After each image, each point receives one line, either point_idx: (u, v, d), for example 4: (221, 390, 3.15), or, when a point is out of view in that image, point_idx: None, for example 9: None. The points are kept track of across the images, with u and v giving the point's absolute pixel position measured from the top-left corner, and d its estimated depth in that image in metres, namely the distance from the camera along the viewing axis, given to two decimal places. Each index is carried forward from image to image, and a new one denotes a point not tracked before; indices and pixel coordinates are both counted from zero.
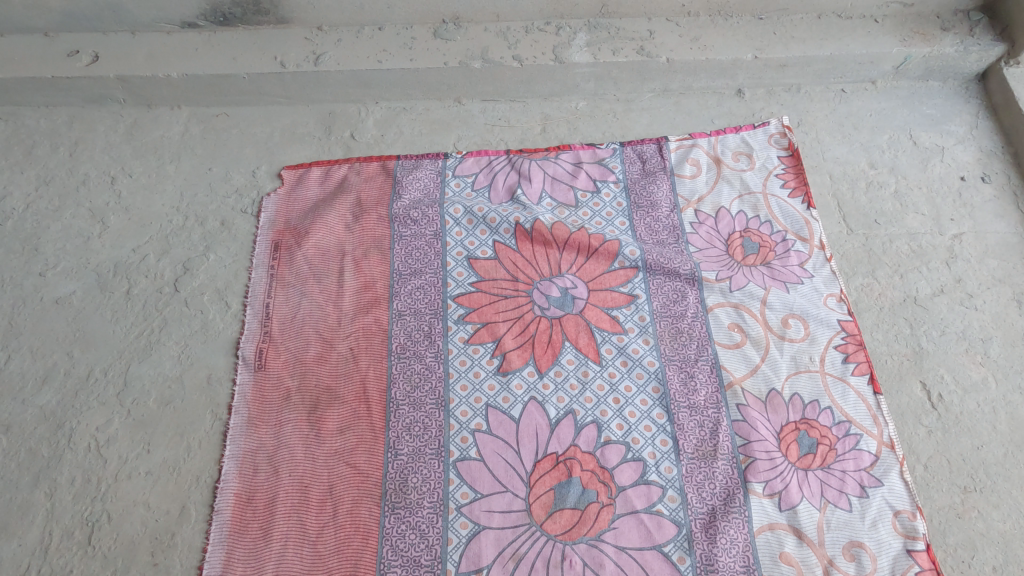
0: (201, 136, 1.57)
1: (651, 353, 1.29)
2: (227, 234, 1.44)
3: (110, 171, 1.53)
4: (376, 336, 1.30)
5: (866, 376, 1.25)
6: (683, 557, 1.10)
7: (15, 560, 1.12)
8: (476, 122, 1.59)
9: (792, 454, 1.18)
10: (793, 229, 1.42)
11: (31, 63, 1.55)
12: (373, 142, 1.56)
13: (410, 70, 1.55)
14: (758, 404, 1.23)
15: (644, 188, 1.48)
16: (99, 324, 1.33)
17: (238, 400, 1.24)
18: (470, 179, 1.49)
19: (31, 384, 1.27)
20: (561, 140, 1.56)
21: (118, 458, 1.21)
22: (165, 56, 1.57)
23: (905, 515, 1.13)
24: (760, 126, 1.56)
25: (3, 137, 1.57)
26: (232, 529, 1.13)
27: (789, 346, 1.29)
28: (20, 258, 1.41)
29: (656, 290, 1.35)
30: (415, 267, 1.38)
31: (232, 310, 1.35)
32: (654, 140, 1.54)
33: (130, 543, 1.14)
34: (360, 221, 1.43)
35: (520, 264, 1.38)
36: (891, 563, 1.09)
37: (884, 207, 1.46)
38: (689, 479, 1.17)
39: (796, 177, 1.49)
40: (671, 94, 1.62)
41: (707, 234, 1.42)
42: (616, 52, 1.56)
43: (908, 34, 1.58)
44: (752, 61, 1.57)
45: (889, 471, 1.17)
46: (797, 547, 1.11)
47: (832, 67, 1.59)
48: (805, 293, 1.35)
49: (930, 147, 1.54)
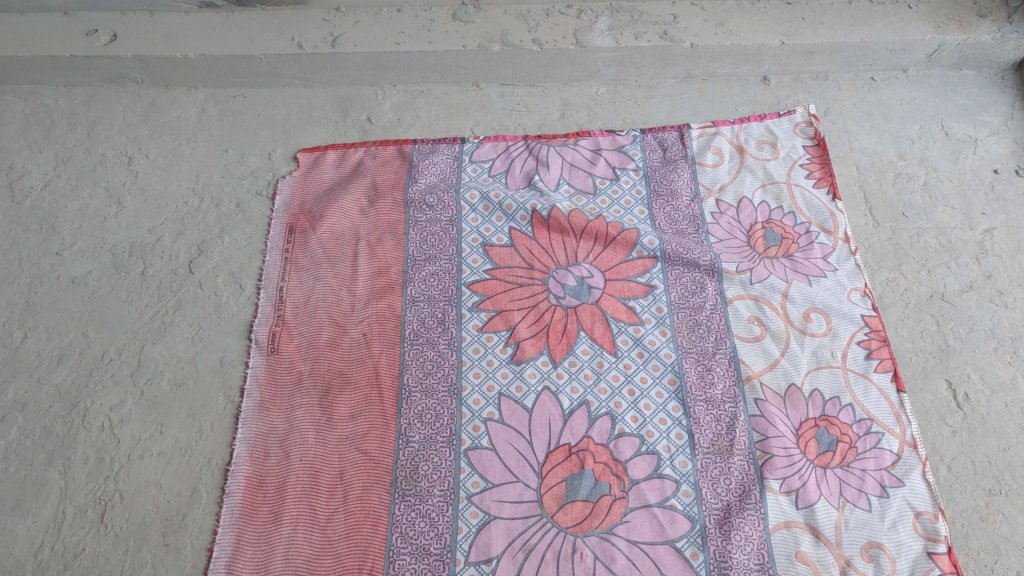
0: (218, 118, 1.56)
1: (669, 345, 1.26)
2: (242, 216, 1.43)
3: (127, 151, 1.52)
4: (389, 322, 1.29)
5: (889, 373, 1.22)
6: (696, 553, 1.08)
7: (29, 536, 1.13)
8: (495, 106, 1.56)
9: (811, 451, 1.16)
10: (817, 221, 1.39)
11: (48, 41, 1.55)
12: (389, 126, 1.54)
13: (428, 53, 1.52)
14: (777, 400, 1.20)
15: (664, 176, 1.45)
16: (114, 304, 1.33)
17: (251, 383, 1.24)
18: (487, 164, 1.47)
19: (46, 363, 1.28)
20: (580, 126, 1.53)
21: (132, 438, 1.21)
22: (183, 36, 1.56)
23: (926, 517, 1.10)
24: (786, 114, 1.52)
25: (23, 115, 1.57)
26: (243, 512, 1.13)
27: (811, 341, 1.26)
28: (37, 237, 1.41)
29: (675, 281, 1.32)
30: (430, 253, 1.36)
31: (247, 293, 1.34)
32: (676, 127, 1.50)
33: (141, 523, 1.14)
34: (375, 205, 1.41)
35: (536, 252, 1.36)
36: (910, 565, 1.07)
37: (913, 200, 1.42)
38: (704, 474, 1.14)
39: (821, 168, 1.45)
40: (694, 80, 1.59)
41: (728, 224, 1.39)
42: (639, 36, 1.52)
43: (942, 20, 1.52)
44: (779, 47, 1.53)
45: (910, 471, 1.14)
46: (814, 546, 1.09)
47: (861, 54, 1.55)
48: (828, 286, 1.31)
49: (962, 139, 1.49)
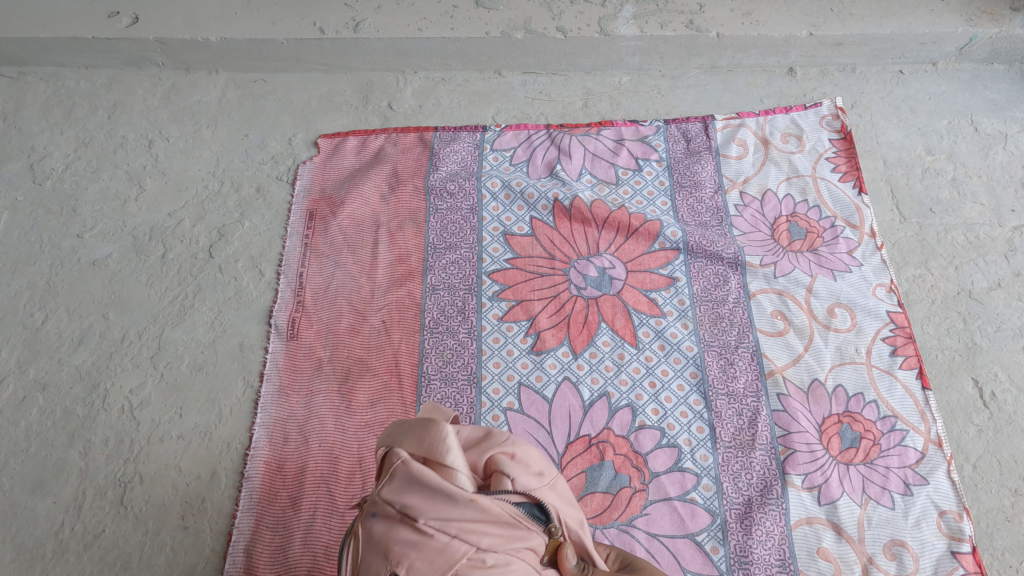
0: (239, 102, 1.56)
1: (690, 338, 1.25)
2: (262, 201, 1.42)
3: (148, 135, 1.52)
4: (409, 310, 1.28)
5: (914, 370, 1.21)
6: (716, 547, 1.08)
7: (49, 516, 1.14)
8: (517, 94, 1.55)
9: (834, 447, 1.15)
10: (843, 215, 1.37)
11: (70, 22, 1.54)
12: (410, 113, 1.53)
13: (451, 40, 1.51)
14: (799, 395, 1.19)
15: (687, 167, 1.43)
16: (135, 287, 1.33)
17: (270, 368, 1.24)
18: (509, 153, 1.46)
19: (67, 344, 1.28)
20: (602, 116, 1.52)
21: (151, 421, 1.21)
22: (204, 19, 1.54)
23: (951, 516, 1.09)
24: (812, 107, 1.50)
25: (44, 97, 1.57)
26: (262, 497, 1.13)
27: (835, 336, 1.24)
28: (59, 218, 1.42)
29: (697, 273, 1.31)
30: (451, 241, 1.35)
31: (266, 278, 1.34)
32: (700, 118, 1.49)
33: (161, 505, 1.14)
34: (396, 192, 1.41)
35: (557, 242, 1.35)
36: (934, 564, 1.05)
37: (941, 196, 1.40)
38: (725, 468, 1.14)
39: (847, 162, 1.43)
40: (719, 71, 1.57)
41: (752, 217, 1.37)
42: (664, 26, 1.50)
43: (974, 13, 1.49)
44: (806, 39, 1.50)
45: (935, 470, 1.13)
46: (835, 543, 1.08)
47: (890, 47, 1.52)
48: (853, 281, 1.29)
49: (992, 134, 1.47)
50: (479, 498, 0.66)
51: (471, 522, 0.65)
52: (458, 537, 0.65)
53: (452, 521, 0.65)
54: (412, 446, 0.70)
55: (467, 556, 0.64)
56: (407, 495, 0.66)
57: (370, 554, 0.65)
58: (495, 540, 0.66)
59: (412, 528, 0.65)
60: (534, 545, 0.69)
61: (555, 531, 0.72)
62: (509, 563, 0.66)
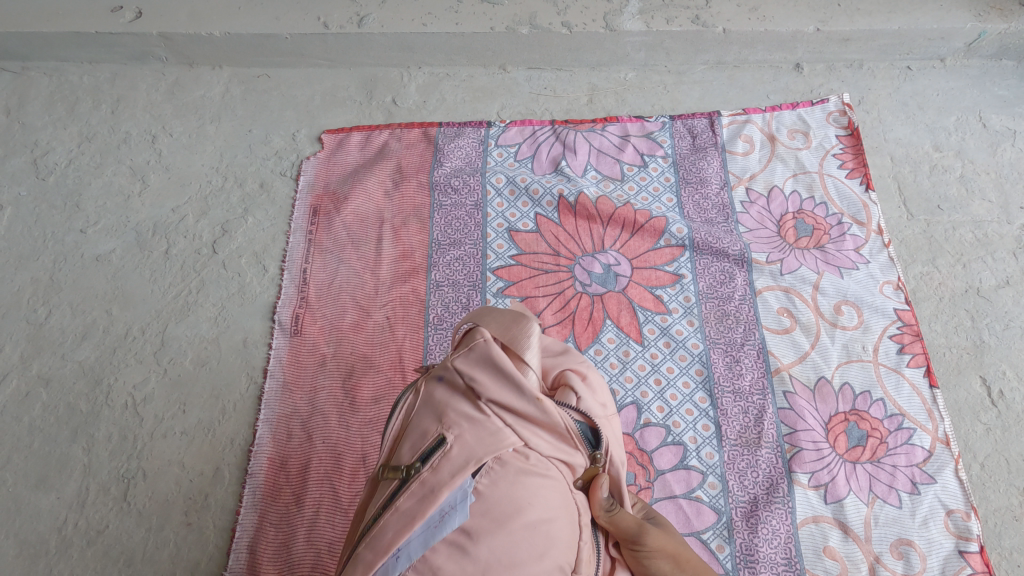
0: (242, 97, 1.55)
1: (696, 336, 1.24)
2: (266, 197, 1.42)
3: (151, 130, 1.51)
4: (413, 306, 1.28)
5: (922, 368, 1.20)
6: (722, 546, 1.07)
7: (53, 512, 1.13)
8: (522, 90, 1.54)
9: (841, 445, 1.14)
10: (850, 212, 1.36)
11: (73, 16, 1.53)
12: (414, 108, 1.52)
13: (455, 35, 1.50)
14: (806, 393, 1.18)
15: (693, 164, 1.42)
16: (138, 283, 1.33)
17: (274, 364, 1.23)
18: (513, 149, 1.45)
19: (70, 340, 1.28)
20: (608, 112, 1.51)
21: (154, 417, 1.21)
22: (208, 13, 1.53)
23: (959, 515, 1.08)
24: (819, 103, 1.48)
25: (47, 92, 1.57)
26: (265, 494, 1.13)
27: (842, 334, 1.24)
28: (62, 213, 1.41)
29: (703, 270, 1.30)
30: (455, 237, 1.35)
31: (270, 274, 1.33)
32: (706, 114, 1.48)
33: (164, 502, 1.14)
34: (400, 188, 1.40)
35: (562, 239, 1.34)
36: (942, 563, 1.05)
37: (949, 192, 1.39)
38: (731, 466, 1.13)
39: (855, 158, 1.42)
40: (725, 67, 1.56)
41: (758, 214, 1.37)
42: (670, 21, 1.49)
43: (983, 9, 1.48)
44: (813, 34, 1.49)
45: (942, 469, 1.12)
46: (842, 542, 1.07)
47: (898, 42, 1.51)
48: (860, 279, 1.28)
49: (1001, 131, 1.45)
50: (543, 400, 0.68)
51: (527, 417, 0.68)
52: (510, 427, 0.68)
53: (510, 411, 0.68)
54: (497, 330, 0.72)
55: (514, 446, 0.66)
56: (478, 372, 0.69)
57: (426, 411, 0.69)
58: (542, 443, 0.68)
59: (472, 403, 0.68)
60: (574, 462, 0.70)
61: (597, 460, 0.73)
62: (547, 468, 0.68)
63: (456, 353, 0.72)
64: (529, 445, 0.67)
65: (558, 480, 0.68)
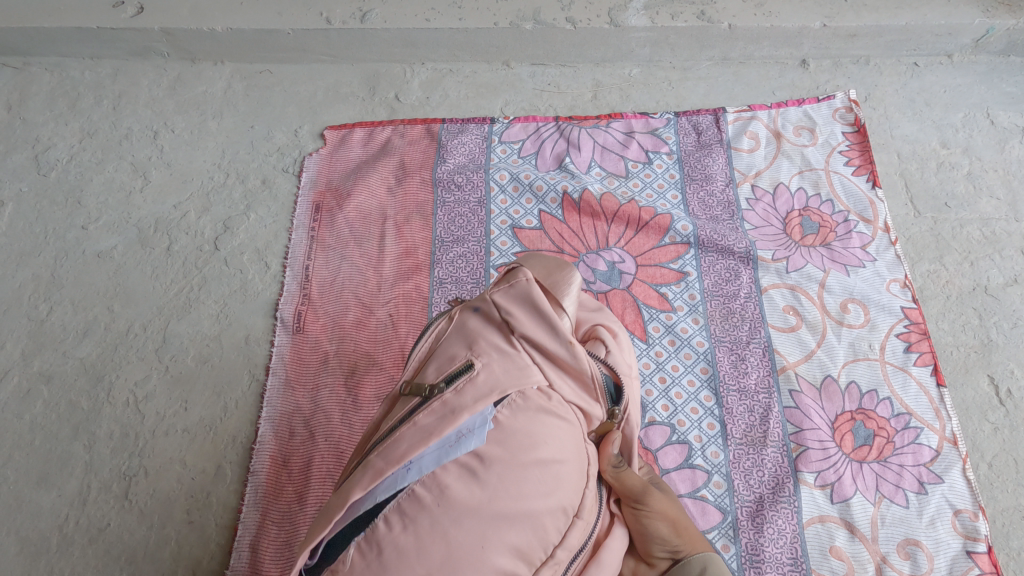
0: (244, 93, 1.54)
1: (701, 333, 1.23)
2: (268, 193, 1.41)
3: (153, 126, 1.51)
4: (416, 303, 1.27)
5: (929, 367, 1.19)
6: (728, 545, 1.06)
7: (54, 510, 1.13)
8: (525, 86, 1.53)
9: (847, 444, 1.13)
10: (856, 209, 1.35)
11: (73, 11, 1.52)
12: (417, 104, 1.51)
13: (459, 30, 1.49)
14: (812, 392, 1.18)
15: (698, 160, 1.41)
16: (140, 280, 1.32)
17: (276, 362, 1.22)
18: (517, 145, 1.44)
19: (71, 337, 1.27)
20: (612, 108, 1.50)
21: (156, 414, 1.20)
22: (209, 8, 1.52)
23: (966, 515, 1.07)
24: (825, 100, 1.47)
25: (49, 88, 1.56)
26: (266, 493, 1.12)
27: (848, 332, 1.23)
28: (63, 210, 1.41)
29: (708, 268, 1.29)
30: (458, 234, 1.34)
31: (272, 271, 1.32)
32: (711, 110, 1.46)
33: (166, 500, 1.13)
34: (403, 185, 1.39)
35: (566, 236, 1.33)
36: (949, 564, 1.04)
37: (956, 190, 1.37)
38: (736, 465, 1.12)
39: (861, 155, 1.40)
40: (730, 63, 1.55)
41: (764, 211, 1.36)
42: (676, 16, 1.47)
43: (992, 4, 1.46)
44: (820, 30, 1.48)
45: (950, 468, 1.11)
46: (848, 541, 1.06)
47: (905, 38, 1.50)
48: (866, 277, 1.27)
49: (1008, 128, 1.44)
50: (574, 346, 0.72)
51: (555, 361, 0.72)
52: (538, 365, 0.72)
53: (540, 351, 0.72)
54: (540, 273, 0.75)
55: (539, 384, 0.70)
56: (514, 309, 0.73)
57: (459, 338, 0.73)
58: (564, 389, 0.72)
59: (504, 337, 0.72)
60: (592, 412, 0.75)
61: (614, 416, 0.78)
62: (566, 411, 0.71)
63: (496, 287, 0.76)
64: (552, 386, 0.72)
65: (575, 423, 0.72)
